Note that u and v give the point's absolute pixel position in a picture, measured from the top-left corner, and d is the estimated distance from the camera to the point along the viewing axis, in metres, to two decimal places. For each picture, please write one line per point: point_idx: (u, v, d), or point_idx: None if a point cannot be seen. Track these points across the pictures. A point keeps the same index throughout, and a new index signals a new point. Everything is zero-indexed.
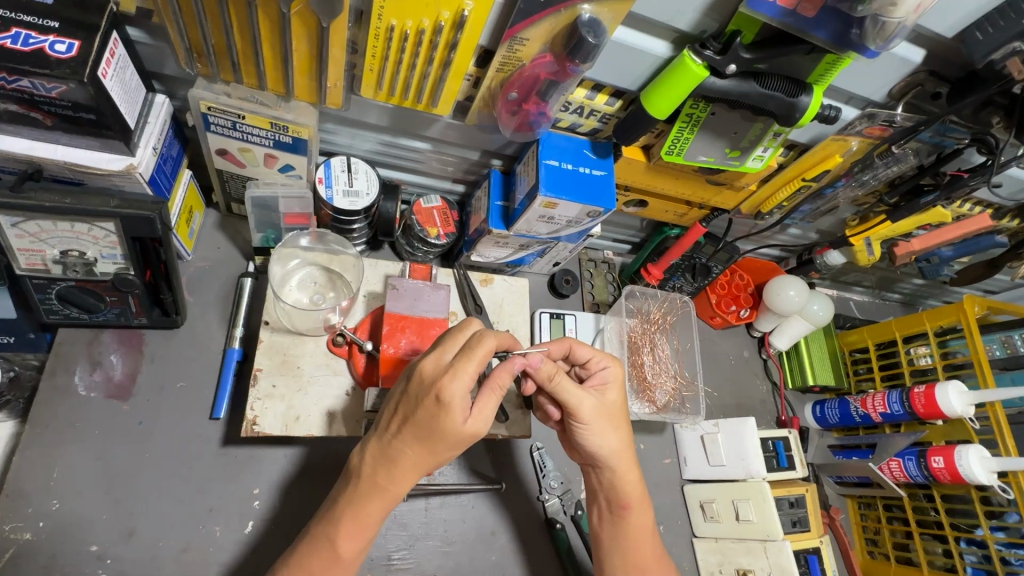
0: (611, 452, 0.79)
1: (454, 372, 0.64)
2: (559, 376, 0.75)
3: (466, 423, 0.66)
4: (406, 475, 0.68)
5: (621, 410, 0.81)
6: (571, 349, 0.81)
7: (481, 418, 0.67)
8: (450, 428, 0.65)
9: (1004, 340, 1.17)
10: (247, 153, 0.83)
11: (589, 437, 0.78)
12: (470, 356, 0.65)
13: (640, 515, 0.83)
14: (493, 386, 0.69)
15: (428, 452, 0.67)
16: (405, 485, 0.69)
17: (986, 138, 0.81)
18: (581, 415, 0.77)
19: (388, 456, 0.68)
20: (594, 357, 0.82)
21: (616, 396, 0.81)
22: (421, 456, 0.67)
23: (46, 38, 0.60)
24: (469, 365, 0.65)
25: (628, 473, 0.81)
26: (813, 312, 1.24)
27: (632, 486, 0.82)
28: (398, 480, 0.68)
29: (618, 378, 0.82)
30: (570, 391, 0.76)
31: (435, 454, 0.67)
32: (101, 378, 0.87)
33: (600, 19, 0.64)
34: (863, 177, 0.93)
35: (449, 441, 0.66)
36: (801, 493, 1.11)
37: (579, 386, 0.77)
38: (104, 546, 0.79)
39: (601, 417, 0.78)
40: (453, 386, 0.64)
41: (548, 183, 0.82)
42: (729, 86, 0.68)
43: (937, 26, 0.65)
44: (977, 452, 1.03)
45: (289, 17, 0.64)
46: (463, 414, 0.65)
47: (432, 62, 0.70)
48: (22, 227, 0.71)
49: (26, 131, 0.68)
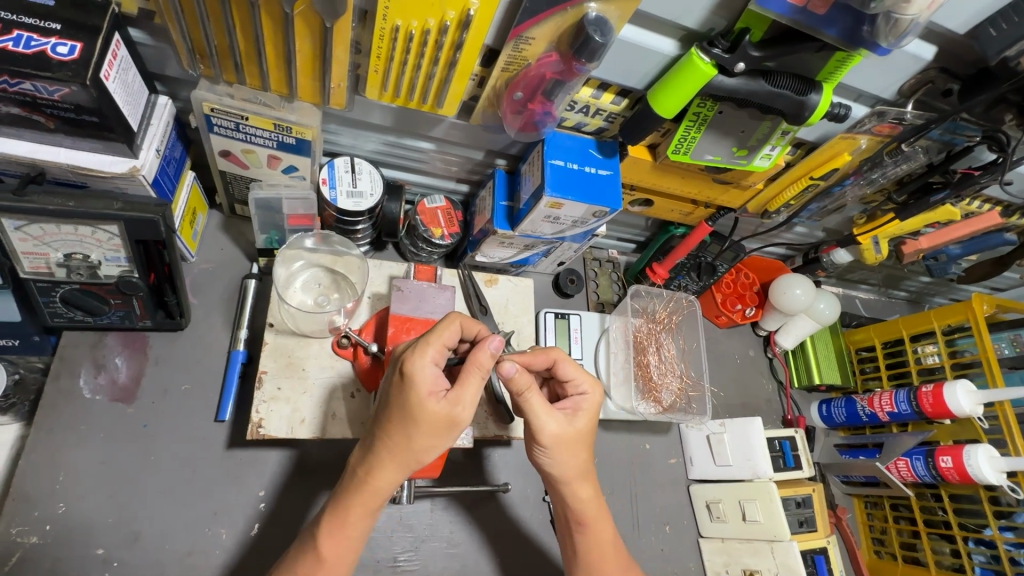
0: (572, 474, 0.77)
1: (415, 349, 0.66)
2: (528, 393, 0.72)
3: (435, 402, 0.64)
4: (388, 464, 0.66)
5: (586, 439, 0.77)
6: (554, 363, 0.79)
7: (456, 400, 0.65)
8: (417, 406, 0.63)
9: (1012, 339, 1.18)
10: (250, 154, 0.82)
11: (548, 458, 0.76)
12: (432, 336, 0.67)
13: (598, 531, 0.80)
14: (471, 369, 0.66)
15: (403, 438, 0.65)
16: (389, 478, 0.67)
17: (998, 136, 0.80)
18: (543, 436, 0.74)
19: (369, 447, 0.67)
20: (574, 378, 0.80)
21: (585, 424, 0.77)
22: (395, 444, 0.65)
23: (48, 40, 0.60)
24: (431, 342, 0.66)
25: (584, 493, 0.78)
26: (820, 310, 1.24)
27: (586, 506, 0.79)
28: (378, 470, 0.66)
29: (593, 407, 0.79)
30: (536, 410, 0.73)
31: (410, 442, 0.65)
32: (106, 381, 0.87)
33: (607, 17, 0.63)
34: (872, 176, 0.92)
35: (421, 424, 0.64)
36: (807, 493, 1.11)
37: (547, 407, 0.74)
38: (110, 550, 0.79)
39: (562, 444, 0.75)
40: (413, 360, 0.65)
41: (553, 183, 0.81)
42: (737, 85, 0.67)
43: (949, 23, 0.64)
44: (986, 451, 1.03)
45: (293, 17, 0.63)
46: (431, 392, 0.64)
47: (437, 62, 0.69)
48: (25, 231, 0.70)
49: (29, 134, 0.68)
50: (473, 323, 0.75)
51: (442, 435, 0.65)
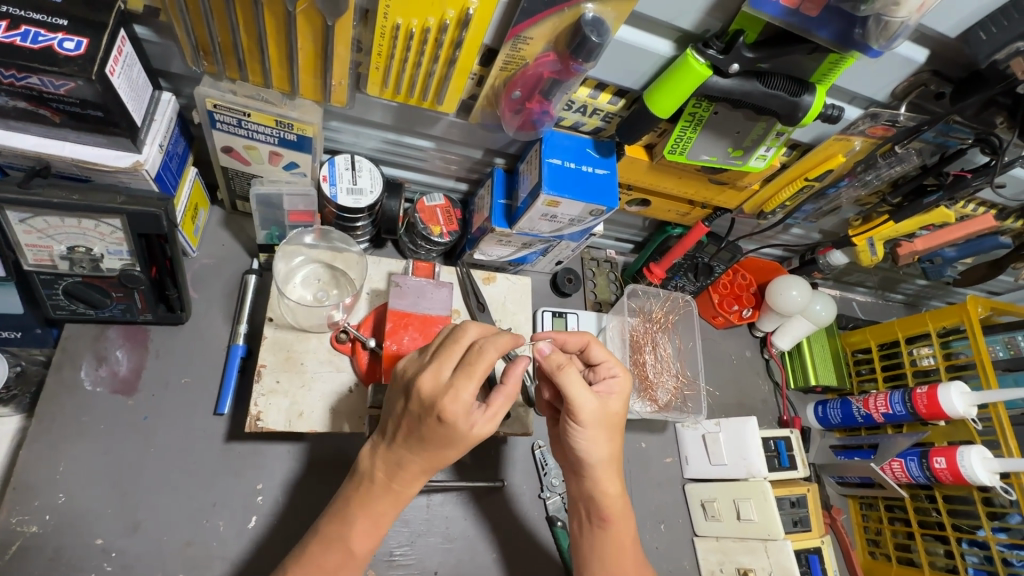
0: (605, 457, 0.77)
1: (455, 389, 0.64)
2: (567, 370, 0.74)
3: (477, 428, 0.66)
4: (414, 473, 0.70)
5: (620, 421, 0.79)
6: (588, 345, 0.82)
7: (493, 419, 0.67)
8: (460, 434, 0.66)
9: (1007, 341, 1.17)
10: (252, 150, 0.84)
11: (585, 441, 0.76)
12: (473, 373, 0.65)
13: (622, 527, 0.81)
14: (505, 394, 0.69)
15: (437, 455, 0.68)
16: (415, 483, 0.71)
17: (990, 138, 0.81)
18: (579, 416, 0.74)
19: (396, 457, 0.69)
20: (605, 361, 0.82)
21: (619, 406, 0.78)
22: (433, 455, 0.68)
23: (55, 36, 0.61)
24: (470, 384, 0.64)
25: (610, 486, 0.79)
26: (816, 312, 1.25)
27: (611, 500, 0.79)
28: (412, 478, 0.70)
29: (624, 390, 0.80)
30: (574, 389, 0.74)
31: (447, 456, 0.69)
32: (107, 373, 0.88)
33: (603, 18, 0.64)
34: (866, 177, 0.93)
35: (461, 444, 0.67)
36: (801, 493, 1.12)
37: (585, 385, 0.75)
38: (109, 540, 0.80)
39: (599, 423, 0.76)
40: (455, 403, 0.64)
41: (551, 181, 0.82)
42: (732, 86, 0.69)
43: (940, 27, 0.65)
44: (979, 453, 1.03)
45: (295, 15, 0.64)
46: (472, 422, 0.66)
47: (437, 61, 0.70)
48: (30, 223, 0.72)
49: (34, 128, 0.69)
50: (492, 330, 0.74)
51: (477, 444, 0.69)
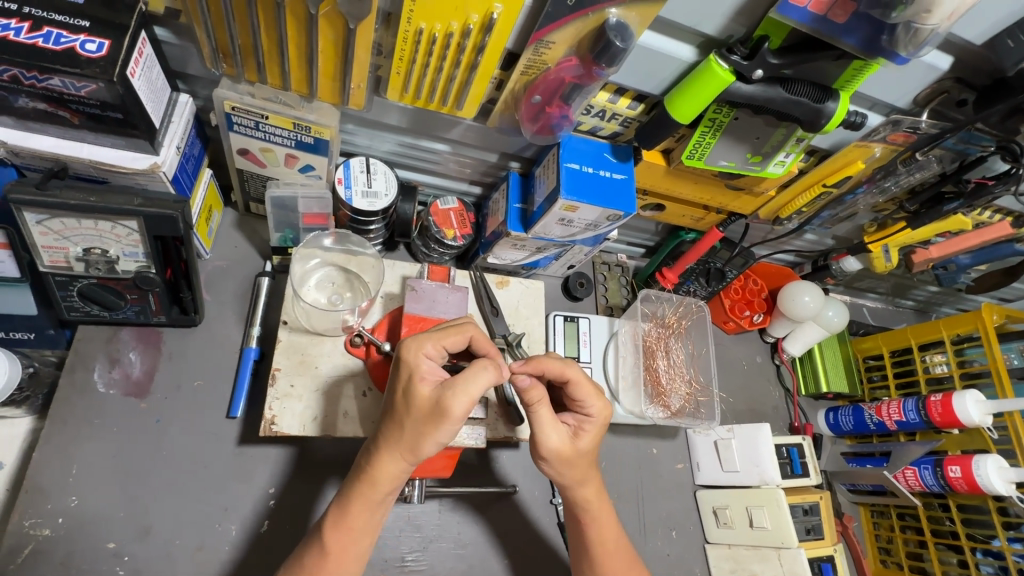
0: (576, 479, 0.79)
1: (416, 339, 0.70)
2: (540, 406, 0.74)
3: (427, 389, 0.66)
4: (388, 451, 0.68)
5: (589, 457, 0.78)
6: (569, 379, 0.77)
7: (448, 388, 0.65)
8: (408, 387, 0.67)
9: (1022, 350, 1.18)
10: (268, 153, 0.83)
11: (553, 470, 0.78)
12: (437, 333, 0.71)
13: (598, 527, 0.82)
14: (475, 359, 0.68)
15: (400, 424, 0.67)
16: (392, 469, 0.68)
17: (1011, 146, 0.80)
18: (544, 449, 0.76)
19: (374, 434, 0.69)
20: (585, 399, 0.79)
21: (587, 444, 0.78)
22: (393, 425, 0.67)
23: (76, 37, 0.60)
24: (429, 338, 0.70)
25: (586, 491, 0.81)
26: (829, 318, 1.24)
27: (590, 500, 0.81)
28: (381, 460, 0.68)
29: (597, 428, 0.78)
30: (542, 423, 0.74)
31: (403, 425, 0.67)
32: (120, 375, 0.87)
33: (628, 23, 0.64)
34: (884, 184, 0.92)
35: (414, 407, 0.66)
36: (814, 501, 1.11)
37: (554, 421, 0.75)
38: (121, 544, 0.79)
39: (564, 459, 0.76)
40: (409, 345, 0.69)
41: (569, 186, 0.81)
42: (755, 91, 0.68)
43: (967, 34, 0.65)
44: (995, 462, 1.03)
45: (317, 18, 0.64)
46: (424, 378, 0.67)
47: (458, 65, 0.70)
48: (47, 224, 0.72)
49: (53, 129, 0.69)
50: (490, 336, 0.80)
51: (435, 425, 0.65)
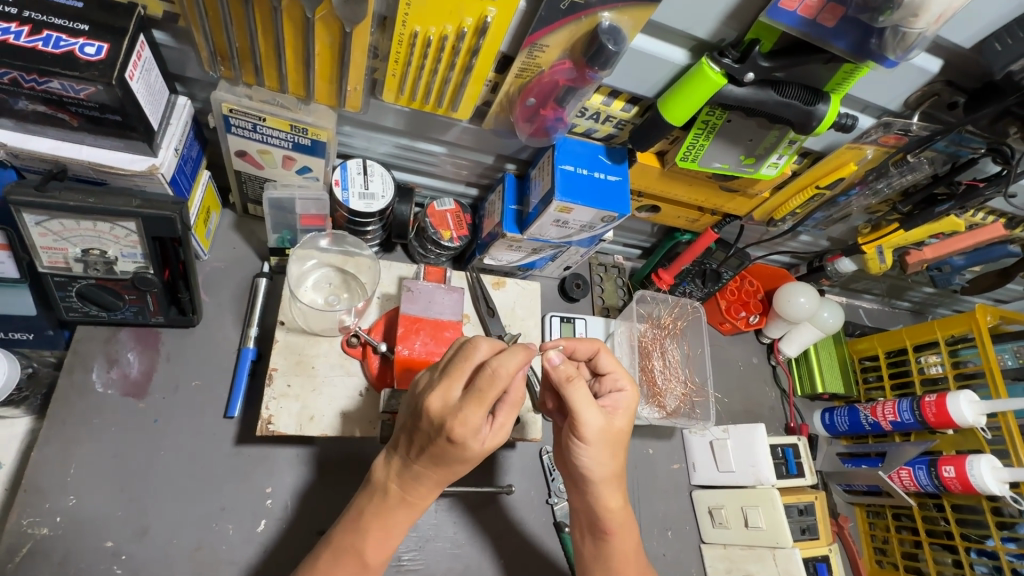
0: (607, 472, 0.76)
1: (462, 412, 0.63)
2: (575, 383, 0.73)
3: (483, 446, 0.66)
4: (428, 488, 0.71)
5: (625, 437, 0.78)
6: (598, 352, 0.82)
7: (501, 433, 0.68)
8: (467, 454, 0.65)
9: (1016, 350, 1.19)
10: (266, 154, 0.84)
11: (591, 458, 0.75)
12: (481, 398, 0.63)
13: (622, 541, 0.80)
14: (512, 405, 0.68)
15: (449, 472, 0.69)
16: (428, 495, 0.73)
17: (1001, 148, 0.81)
18: (585, 431, 0.73)
19: (411, 475, 0.70)
20: (612, 372, 0.81)
21: (624, 422, 0.77)
22: (442, 471, 0.69)
23: (76, 41, 0.61)
24: (479, 410, 0.63)
25: (612, 499, 0.78)
26: (824, 319, 1.25)
27: (615, 513, 0.79)
28: (422, 492, 0.72)
29: (629, 406, 0.79)
30: (581, 404, 0.72)
31: (457, 471, 0.70)
32: (118, 376, 0.88)
33: (620, 27, 0.64)
34: (877, 186, 0.93)
35: (468, 460, 0.67)
36: (809, 501, 1.11)
37: (592, 401, 0.73)
38: (119, 543, 0.80)
39: (603, 440, 0.74)
40: (465, 427, 0.63)
41: (563, 187, 0.82)
42: (746, 94, 0.69)
43: (955, 37, 0.65)
44: (988, 462, 1.03)
45: (313, 22, 0.64)
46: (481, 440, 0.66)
47: (453, 68, 0.71)
48: (46, 226, 0.72)
49: (52, 131, 0.70)
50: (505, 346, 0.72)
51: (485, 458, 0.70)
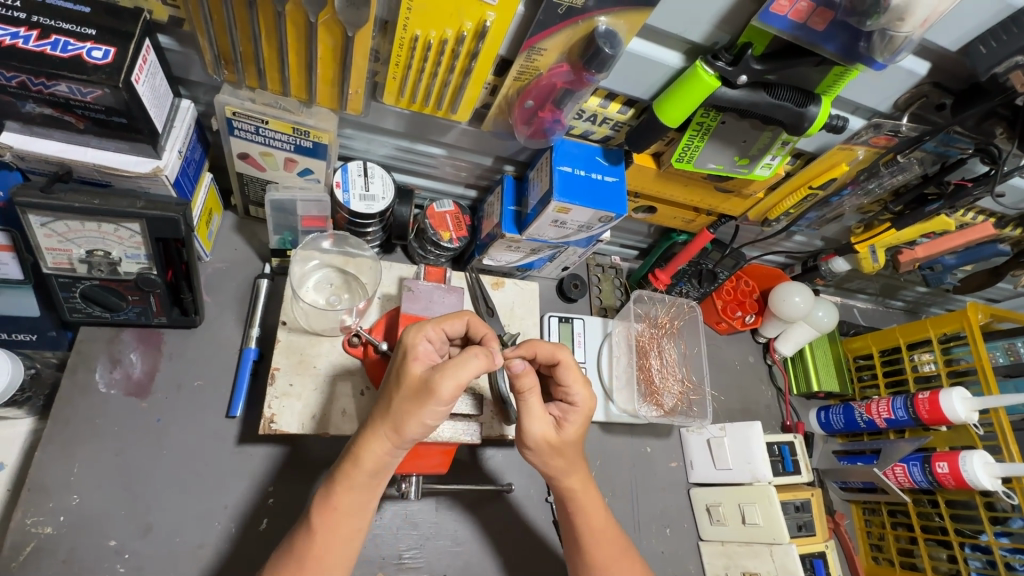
0: (562, 468, 0.81)
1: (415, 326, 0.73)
2: (529, 394, 0.76)
3: (420, 370, 0.68)
4: (375, 433, 0.69)
5: (575, 445, 0.80)
6: (559, 361, 0.80)
7: (438, 370, 0.66)
8: (402, 368, 0.68)
9: (1007, 347, 1.20)
10: (268, 157, 0.85)
11: (539, 459, 0.81)
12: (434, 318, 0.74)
13: (590, 520, 0.83)
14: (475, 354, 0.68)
15: (390, 406, 0.68)
16: (377, 450, 0.69)
17: (989, 148, 0.82)
18: (528, 437, 0.78)
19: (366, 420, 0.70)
20: (572, 385, 0.80)
21: (572, 434, 0.79)
22: (381, 407, 0.69)
23: (83, 44, 0.62)
24: (429, 327, 0.73)
25: (574, 481, 0.82)
26: (818, 318, 1.27)
27: (576, 494, 0.83)
28: (365, 444, 0.69)
29: (583, 416, 0.80)
30: (530, 412, 0.77)
31: (391, 407, 0.68)
32: (121, 376, 0.89)
33: (616, 31, 0.66)
34: (869, 186, 0.95)
35: (403, 388, 0.67)
36: (806, 497, 1.13)
37: (540, 411, 0.77)
38: (122, 542, 0.80)
39: (546, 448, 0.79)
40: (409, 331, 0.71)
41: (561, 188, 0.84)
42: (740, 96, 0.70)
43: (942, 40, 0.67)
44: (981, 458, 1.05)
45: (316, 26, 0.66)
46: (419, 361, 0.69)
47: (453, 71, 0.72)
48: (51, 227, 0.73)
49: (58, 134, 0.71)
50: (479, 325, 0.77)
51: (420, 404, 0.66)
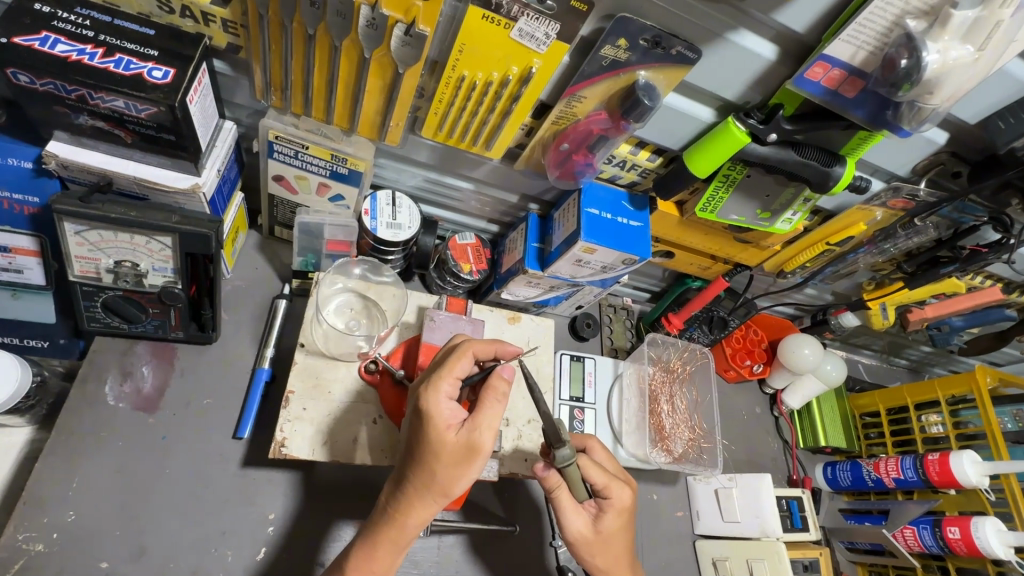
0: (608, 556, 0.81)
1: (429, 384, 0.68)
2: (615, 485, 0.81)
3: (454, 433, 0.66)
4: (416, 500, 0.68)
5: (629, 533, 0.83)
6: (593, 449, 0.88)
7: (475, 427, 0.66)
8: (435, 438, 0.66)
9: (1015, 413, 1.20)
10: (302, 180, 0.87)
11: (587, 556, 0.81)
12: (443, 366, 0.70)
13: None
14: (489, 397, 0.68)
15: (428, 472, 0.66)
16: (421, 513, 0.68)
17: (1002, 218, 0.86)
18: (604, 518, 0.80)
19: (402, 485, 0.68)
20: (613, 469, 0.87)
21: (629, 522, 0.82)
22: (421, 477, 0.67)
23: (145, 64, 0.65)
24: (446, 377, 0.69)
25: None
26: (827, 372, 1.27)
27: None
28: (411, 507, 0.68)
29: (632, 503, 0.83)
30: (613, 491, 0.80)
31: (435, 475, 0.66)
32: (130, 389, 0.87)
33: (655, 84, 0.69)
34: (884, 246, 0.97)
35: (443, 456, 0.66)
36: (815, 556, 1.11)
37: (620, 491, 0.81)
38: (115, 564, 0.77)
39: (618, 530, 0.81)
40: (426, 394, 0.68)
41: (589, 229, 0.85)
42: (769, 152, 0.73)
43: (962, 113, 0.70)
44: (994, 525, 1.04)
45: (369, 62, 0.68)
46: (449, 425, 0.66)
47: (494, 112, 0.75)
48: (84, 235, 0.74)
49: (104, 146, 0.72)
50: (486, 347, 0.77)
51: (466, 464, 0.66)
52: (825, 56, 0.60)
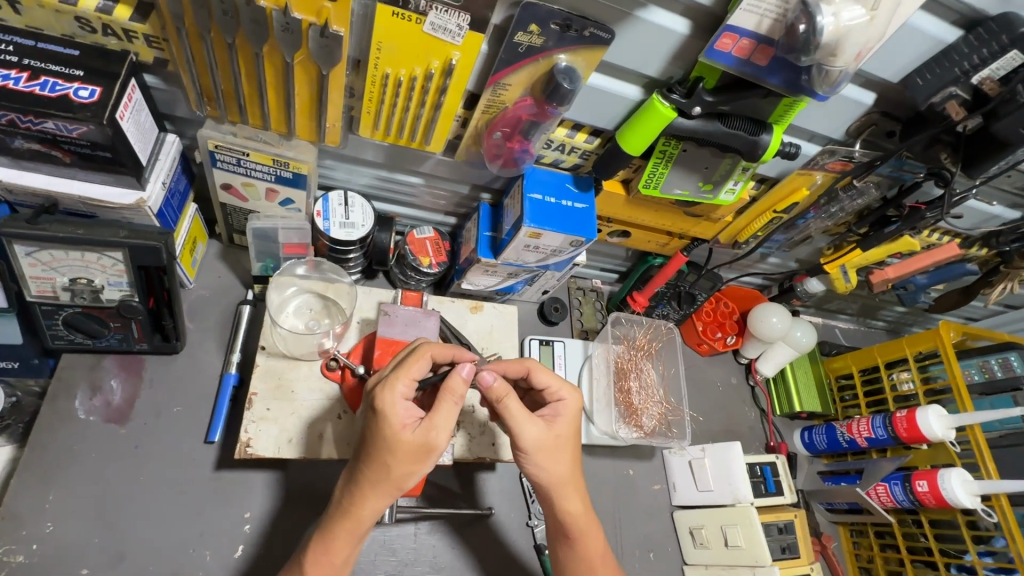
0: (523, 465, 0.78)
1: (386, 383, 0.70)
2: (507, 399, 0.75)
3: (410, 433, 0.68)
4: (371, 494, 0.70)
5: (568, 441, 0.80)
6: (529, 372, 0.82)
7: (430, 428, 0.69)
8: (391, 437, 0.68)
9: (981, 365, 1.21)
10: (250, 187, 0.88)
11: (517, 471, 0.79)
12: (401, 368, 0.71)
13: (587, 543, 0.80)
14: (444, 400, 0.70)
15: (382, 467, 0.69)
16: (373, 507, 0.71)
17: (941, 172, 0.86)
18: (523, 441, 0.76)
19: (357, 479, 0.71)
20: (551, 386, 0.82)
21: (563, 430, 0.79)
22: (376, 472, 0.69)
23: (71, 85, 0.66)
24: (402, 378, 0.70)
25: (570, 502, 0.79)
26: (797, 338, 1.28)
27: (574, 518, 0.79)
28: (365, 501, 0.70)
29: (571, 414, 0.81)
30: (517, 417, 0.75)
31: (390, 472, 0.69)
32: (100, 403, 0.90)
33: (575, 67, 0.70)
34: (831, 209, 0.98)
35: (398, 453, 0.68)
36: (789, 518, 1.13)
37: (526, 414, 0.76)
38: (95, 570, 0.80)
39: (541, 449, 0.77)
40: (382, 394, 0.69)
41: (533, 215, 0.87)
42: (696, 126, 0.74)
43: (883, 72, 0.71)
44: (959, 475, 1.05)
45: (292, 66, 0.70)
46: (404, 425, 0.69)
47: (424, 105, 0.76)
48: (35, 256, 0.76)
49: (45, 167, 0.74)
50: (444, 349, 0.78)
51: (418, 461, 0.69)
52: (730, 26, 0.61)
